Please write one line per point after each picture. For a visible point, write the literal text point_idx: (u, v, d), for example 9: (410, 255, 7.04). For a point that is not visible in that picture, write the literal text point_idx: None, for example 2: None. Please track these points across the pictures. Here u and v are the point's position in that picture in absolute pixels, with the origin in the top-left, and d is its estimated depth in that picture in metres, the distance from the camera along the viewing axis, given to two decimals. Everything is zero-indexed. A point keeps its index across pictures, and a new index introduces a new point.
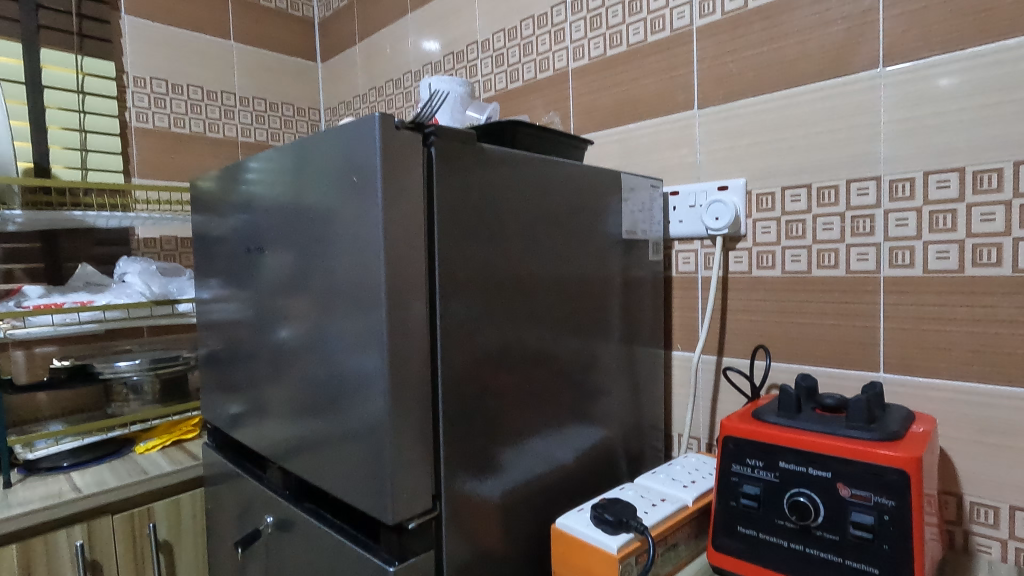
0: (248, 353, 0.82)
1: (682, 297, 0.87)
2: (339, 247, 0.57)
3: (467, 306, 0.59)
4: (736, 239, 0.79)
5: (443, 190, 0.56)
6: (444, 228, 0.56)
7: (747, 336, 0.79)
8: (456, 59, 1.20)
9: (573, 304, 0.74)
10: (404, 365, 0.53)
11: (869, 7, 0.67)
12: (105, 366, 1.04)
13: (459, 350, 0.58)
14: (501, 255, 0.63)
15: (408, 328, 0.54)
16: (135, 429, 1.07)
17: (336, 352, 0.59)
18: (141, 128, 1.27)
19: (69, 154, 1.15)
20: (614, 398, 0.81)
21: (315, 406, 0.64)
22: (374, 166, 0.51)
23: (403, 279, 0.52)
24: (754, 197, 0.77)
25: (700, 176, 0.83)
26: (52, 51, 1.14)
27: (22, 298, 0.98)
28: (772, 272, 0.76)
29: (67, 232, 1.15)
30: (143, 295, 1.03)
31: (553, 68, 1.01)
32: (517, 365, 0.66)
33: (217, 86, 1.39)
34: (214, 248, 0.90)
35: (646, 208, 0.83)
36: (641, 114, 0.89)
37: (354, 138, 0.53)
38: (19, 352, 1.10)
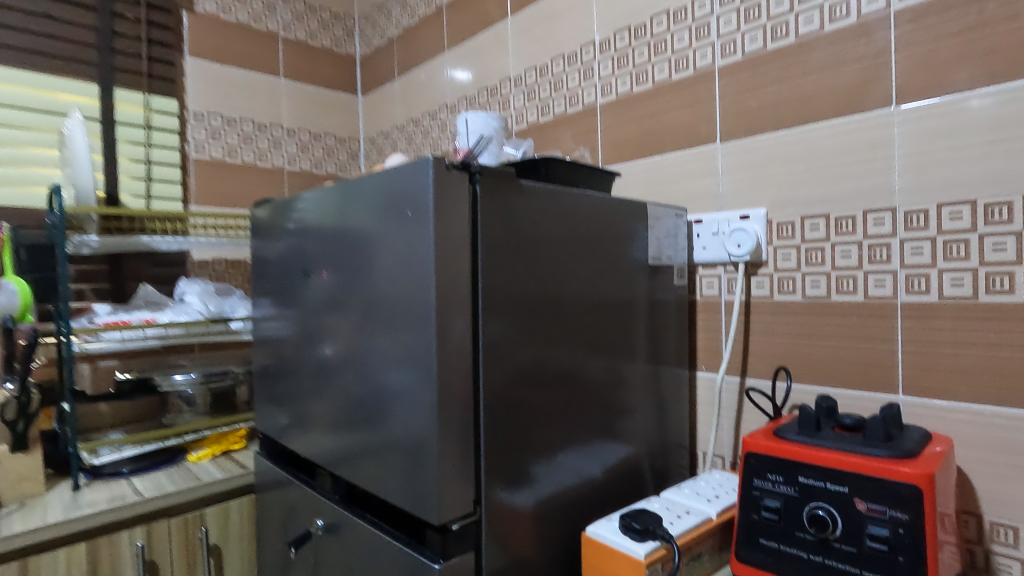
0: (297, 369, 0.88)
1: (706, 320, 0.91)
2: (388, 274, 0.63)
3: (504, 327, 0.64)
4: (758, 265, 0.83)
5: (486, 222, 0.61)
6: (486, 256, 0.62)
7: (769, 358, 0.82)
8: (490, 94, 1.28)
9: (601, 326, 0.78)
10: (450, 380, 0.59)
11: (882, 50, 0.71)
12: (164, 379, 1.13)
13: (498, 367, 0.64)
14: (536, 281, 0.68)
15: (453, 347, 0.59)
16: (188, 439, 1.15)
17: (384, 368, 0.65)
18: (198, 159, 1.35)
19: (135, 184, 1.28)
20: (640, 416, 0.85)
21: (360, 418, 0.70)
22: (426, 203, 0.57)
23: (451, 301, 0.58)
24: (775, 225, 0.81)
25: (722, 206, 0.87)
26: (125, 92, 1.27)
27: (94, 315, 1.08)
28: (793, 297, 0.79)
29: (132, 254, 1.26)
30: (201, 312, 1.10)
31: (582, 103, 1.08)
32: (549, 382, 0.71)
33: (267, 118, 1.49)
34: (268, 271, 0.98)
35: (670, 235, 0.87)
36: (665, 146, 0.95)
37: (407, 176, 0.60)
38: (85, 364, 1.18)
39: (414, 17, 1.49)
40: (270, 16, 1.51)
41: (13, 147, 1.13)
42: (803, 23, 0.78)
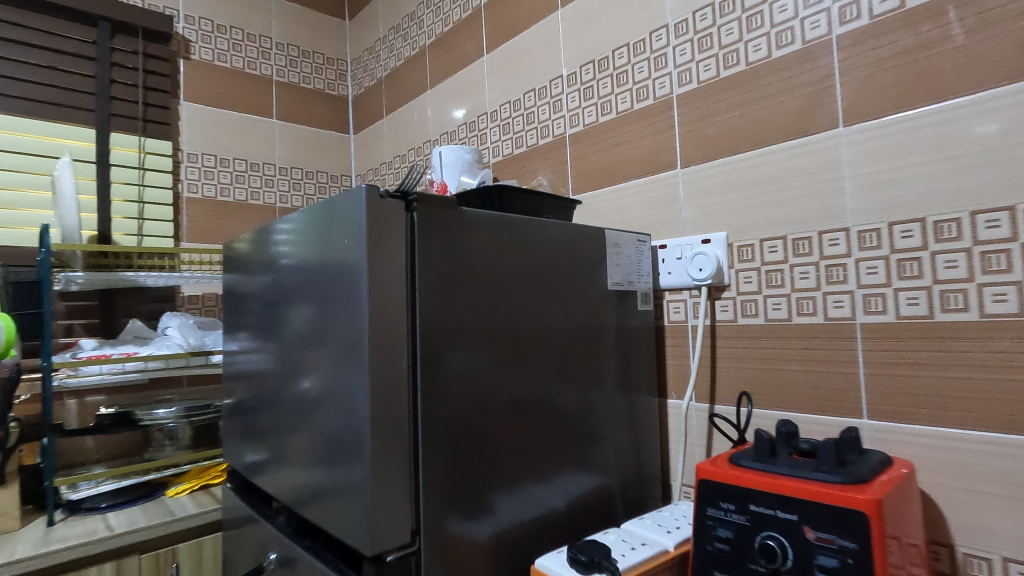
0: (265, 400, 0.88)
1: (675, 346, 0.90)
2: (335, 302, 0.64)
3: (450, 353, 0.64)
4: (722, 288, 0.82)
5: (424, 250, 0.62)
6: (426, 282, 0.62)
7: (736, 384, 0.81)
8: (469, 129, 1.31)
9: (562, 352, 0.77)
10: (387, 406, 0.59)
11: (827, 74, 0.72)
12: (145, 414, 1.14)
13: (442, 393, 0.63)
14: (486, 306, 0.68)
15: (391, 373, 0.59)
16: (167, 473, 1.15)
17: (333, 397, 0.65)
18: (192, 198, 1.42)
19: (127, 223, 1.30)
20: (609, 445, 0.83)
21: (316, 447, 0.70)
22: (359, 231, 0.58)
23: (385, 327, 0.58)
24: (735, 249, 0.81)
25: (685, 231, 0.87)
26: (120, 135, 1.32)
27: (78, 350, 1.10)
28: (756, 319, 0.78)
29: (122, 291, 1.29)
30: (181, 346, 1.13)
31: (553, 135, 1.10)
32: (504, 409, 0.69)
33: (259, 158, 1.55)
34: (241, 304, 0.99)
35: (634, 261, 0.87)
36: (629, 174, 0.95)
37: (346, 206, 0.61)
38: (72, 401, 1.20)
39: (401, 59, 1.55)
40: (264, 62, 1.58)
41: (10, 190, 1.18)
42: (753, 50, 0.79)
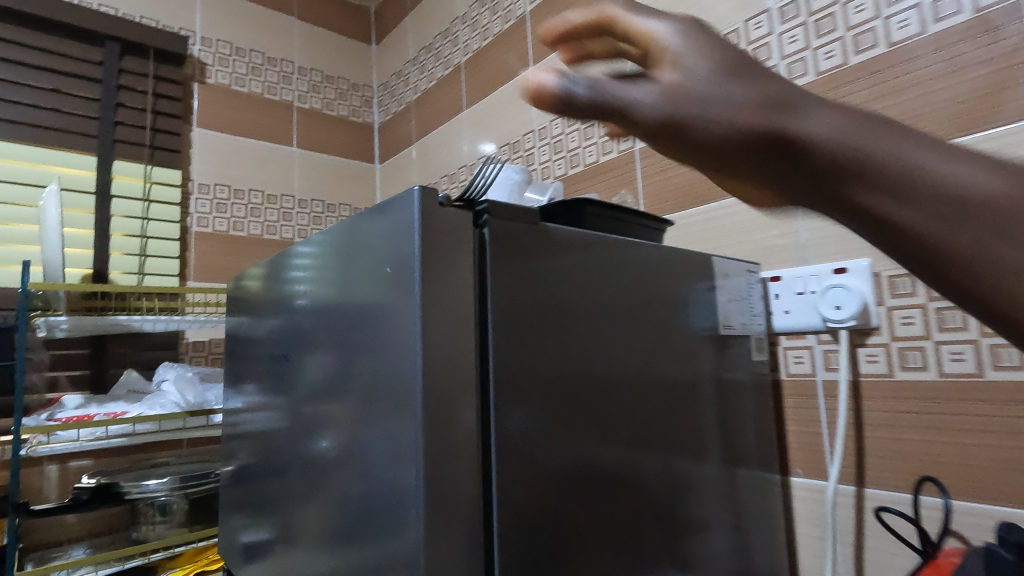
0: (270, 477, 0.69)
1: (796, 406, 0.71)
2: (369, 356, 0.46)
3: (535, 429, 0.45)
4: (867, 332, 0.65)
5: (499, 280, 0.44)
6: (502, 326, 0.44)
7: (903, 463, 0.61)
8: (512, 150, 1.16)
9: (668, 415, 0.58)
10: (450, 511, 0.39)
11: (1014, 48, 0.55)
12: (133, 485, 0.94)
13: (525, 485, 0.43)
14: (577, 356, 0.49)
15: (456, 460, 0.40)
16: (155, 557, 0.95)
17: (364, 490, 0.46)
18: (201, 232, 1.28)
19: (127, 260, 1.16)
20: (724, 543, 0.62)
21: (338, 557, 0.50)
22: (411, 255, 0.40)
23: (448, 391, 0.40)
24: (885, 280, 0.63)
25: (806, 259, 0.70)
26: (125, 163, 1.19)
27: (58, 409, 0.92)
28: (924, 373, 0.60)
29: (118, 337, 1.13)
30: (177, 405, 0.94)
31: (618, 150, 0.94)
32: (603, 502, 0.49)
33: (277, 189, 1.42)
34: (247, 352, 0.81)
35: (744, 297, 0.70)
36: (724, 191, 0.79)
37: (390, 220, 0.44)
38: (53, 467, 1.03)
39: (432, 80, 1.42)
40: (284, 87, 1.47)
41: None
42: (896, 27, 0.63)
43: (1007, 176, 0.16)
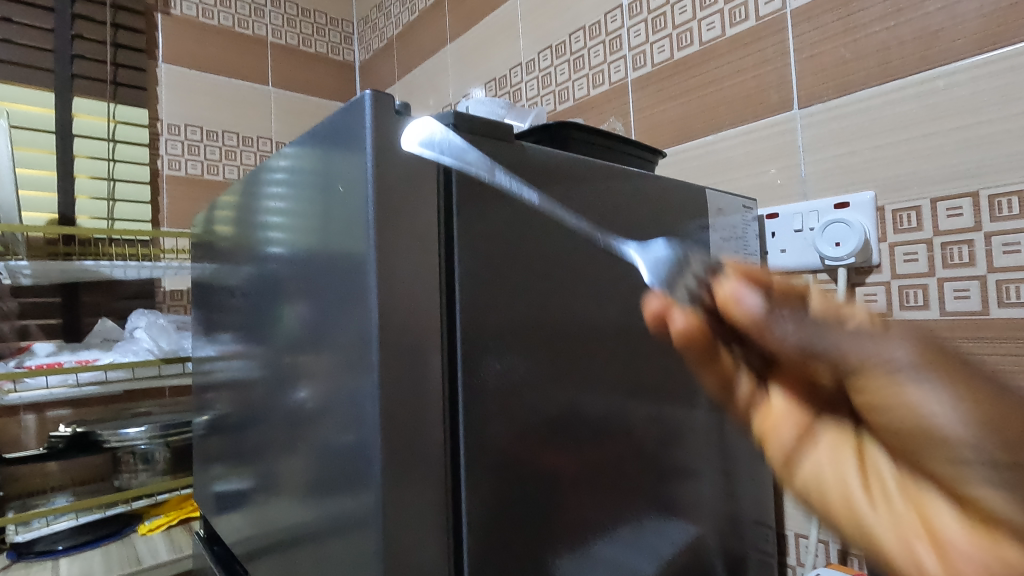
0: (234, 429, 0.65)
1: None
2: (320, 288, 0.41)
3: (505, 365, 0.41)
4: (866, 270, 0.62)
5: (466, 203, 0.39)
6: (469, 253, 0.39)
7: None
8: (497, 86, 1.13)
9: (655, 357, 0.54)
10: (413, 456, 0.35)
11: None
12: (111, 434, 0.93)
13: (499, 429, 0.40)
14: (557, 292, 0.46)
15: (419, 400, 0.36)
16: (138, 505, 0.96)
17: (317, 435, 0.42)
18: (173, 176, 1.23)
19: (94, 204, 1.10)
20: (711, 486, 0.60)
21: (291, 504, 0.47)
22: (361, 170, 0.35)
23: (410, 326, 0.36)
24: (889, 214, 0.60)
25: (806, 193, 0.67)
26: (84, 100, 1.11)
27: (27, 357, 0.89)
28: (925, 313, 0.58)
29: (91, 284, 1.09)
30: (151, 352, 0.92)
31: (609, 81, 0.91)
32: (582, 445, 0.47)
33: (253, 132, 1.36)
34: (212, 297, 0.77)
35: (740, 235, 0.67)
36: (723, 123, 0.75)
37: (343, 134, 0.38)
38: (29, 416, 1.01)
39: (414, 13, 1.35)
40: (257, 21, 1.39)
41: None
42: None
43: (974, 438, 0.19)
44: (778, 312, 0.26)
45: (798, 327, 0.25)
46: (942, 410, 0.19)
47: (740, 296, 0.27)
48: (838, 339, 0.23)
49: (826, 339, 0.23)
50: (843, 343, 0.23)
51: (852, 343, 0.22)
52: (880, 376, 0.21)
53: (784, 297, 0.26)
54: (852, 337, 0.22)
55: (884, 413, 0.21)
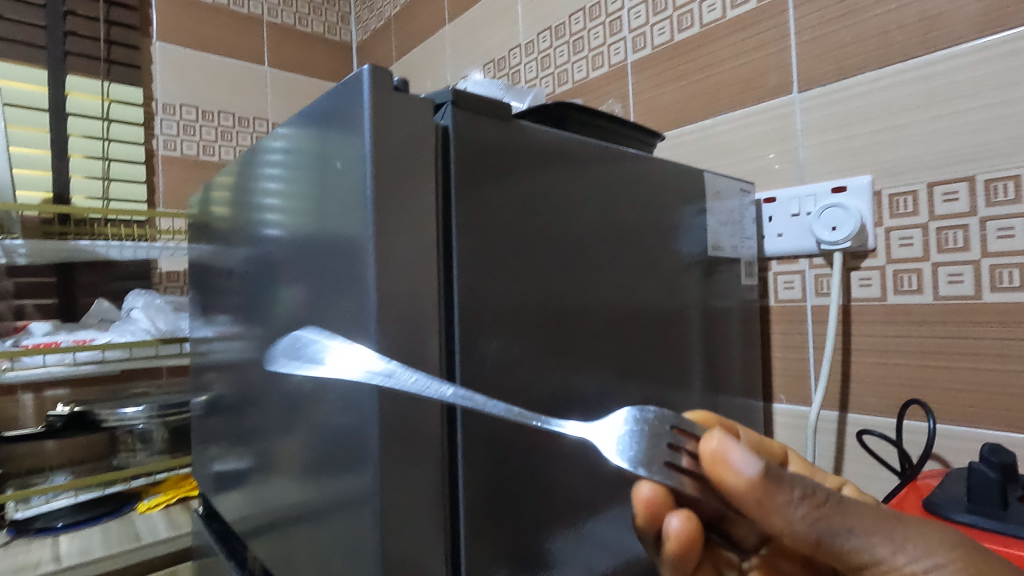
0: (232, 408, 0.65)
1: (784, 332, 0.70)
2: (318, 269, 0.41)
3: (503, 344, 0.41)
4: (861, 254, 0.62)
5: (464, 181, 0.39)
6: (467, 231, 0.39)
7: (889, 388, 0.60)
8: (496, 68, 1.12)
9: (649, 339, 0.55)
10: (410, 433, 0.36)
11: None
12: (110, 413, 0.93)
13: (495, 407, 0.40)
14: (554, 272, 0.46)
15: (417, 377, 0.36)
16: (137, 484, 0.95)
17: (315, 415, 0.42)
18: (168, 156, 1.22)
19: (89, 184, 1.10)
20: None
21: (289, 484, 0.47)
22: (359, 148, 0.35)
23: (408, 303, 0.36)
24: (885, 199, 0.60)
25: (803, 178, 0.67)
26: (78, 78, 1.10)
27: (24, 336, 0.89)
28: (919, 297, 0.58)
29: (86, 264, 1.09)
30: (148, 333, 0.92)
31: (609, 64, 0.90)
32: (577, 424, 0.47)
33: (249, 112, 1.35)
34: (208, 279, 0.77)
35: (736, 219, 0.67)
36: (721, 107, 0.75)
37: (341, 112, 0.38)
38: (27, 395, 1.01)
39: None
40: None
41: None
42: None
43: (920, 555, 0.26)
44: (783, 487, 0.27)
45: (808, 509, 0.27)
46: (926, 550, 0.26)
47: (733, 457, 0.27)
48: (858, 528, 0.27)
49: (841, 529, 0.27)
50: (857, 535, 0.27)
51: (872, 531, 0.27)
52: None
53: (777, 473, 0.27)
54: (872, 526, 0.27)
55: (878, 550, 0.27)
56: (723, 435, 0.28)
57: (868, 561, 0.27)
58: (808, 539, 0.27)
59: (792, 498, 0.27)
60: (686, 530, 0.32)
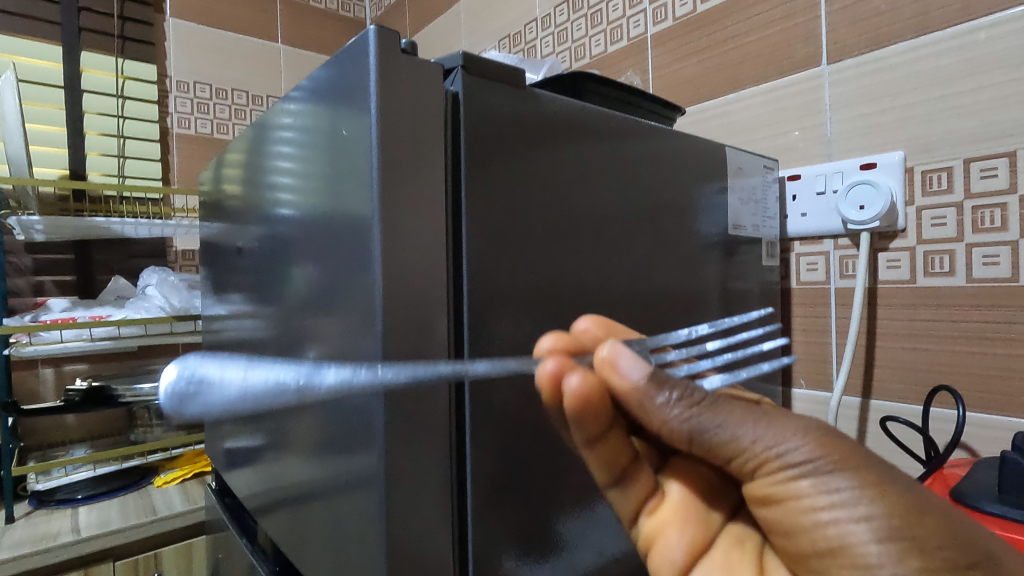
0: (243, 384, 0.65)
1: (805, 315, 0.68)
2: (325, 245, 0.40)
3: (514, 322, 0.40)
4: (890, 235, 0.60)
5: (474, 151, 0.38)
6: (477, 203, 0.38)
7: (914, 374, 0.58)
8: (511, 43, 1.10)
9: (666, 319, 0.53)
10: (417, 414, 0.34)
11: None
12: (126, 388, 0.92)
13: (507, 386, 0.39)
14: (569, 246, 0.44)
15: (424, 353, 0.35)
16: (154, 459, 0.97)
17: (324, 394, 0.41)
18: (183, 134, 1.22)
19: (105, 161, 1.10)
20: None
21: (299, 462, 0.47)
22: (365, 115, 0.34)
23: (416, 276, 0.34)
24: (918, 176, 0.57)
25: (830, 155, 0.65)
26: (92, 54, 1.10)
27: (42, 311, 0.90)
28: (950, 280, 0.55)
29: (103, 241, 1.10)
30: (162, 310, 0.93)
31: (628, 38, 0.87)
32: None
33: (263, 90, 1.34)
34: (221, 258, 0.76)
35: (759, 198, 0.65)
36: (744, 81, 0.72)
37: (348, 75, 0.37)
38: (47, 370, 1.03)
39: None
40: None
41: None
42: None
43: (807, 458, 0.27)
44: (663, 388, 0.28)
45: (682, 409, 0.28)
46: (790, 434, 0.28)
47: (622, 363, 0.28)
48: (731, 421, 0.28)
49: (712, 423, 0.28)
50: (726, 427, 0.28)
51: (741, 426, 0.28)
52: (763, 464, 0.28)
53: (662, 375, 0.29)
54: (740, 419, 0.28)
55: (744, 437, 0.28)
56: (615, 344, 0.29)
57: (736, 452, 0.28)
58: (681, 434, 0.28)
59: (669, 398, 0.28)
60: (586, 390, 0.29)
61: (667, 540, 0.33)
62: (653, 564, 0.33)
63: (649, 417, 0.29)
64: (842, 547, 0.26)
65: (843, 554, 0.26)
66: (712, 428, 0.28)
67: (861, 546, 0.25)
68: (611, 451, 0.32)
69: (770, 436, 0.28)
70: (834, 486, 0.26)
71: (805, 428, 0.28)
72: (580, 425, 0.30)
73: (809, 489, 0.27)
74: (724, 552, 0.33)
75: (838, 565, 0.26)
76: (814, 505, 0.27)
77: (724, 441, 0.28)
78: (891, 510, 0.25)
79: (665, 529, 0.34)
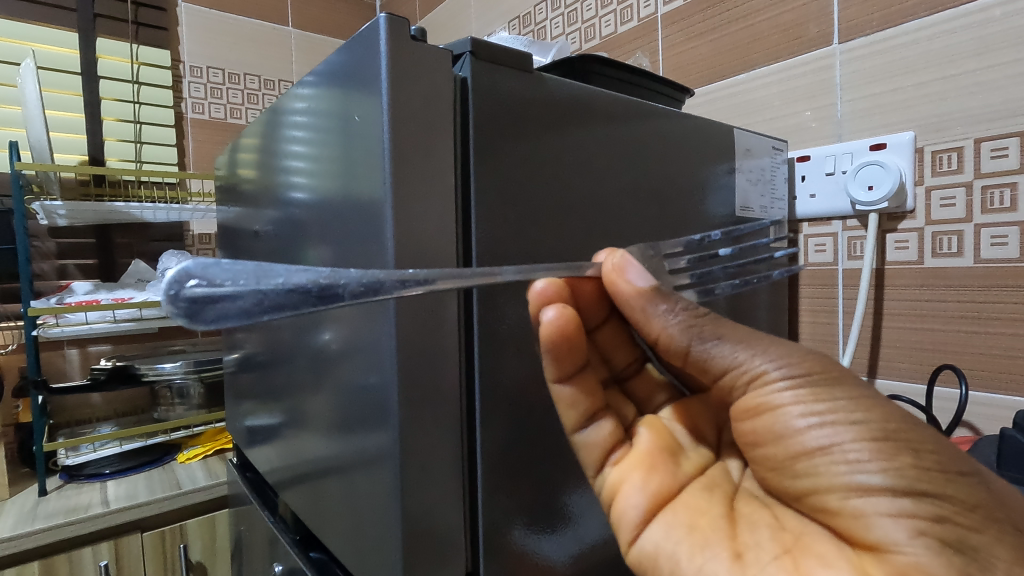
0: (259, 361, 0.67)
1: (812, 296, 0.69)
2: (340, 228, 0.41)
3: (522, 303, 0.41)
4: (899, 216, 0.60)
5: (480, 133, 0.38)
6: (485, 187, 0.39)
7: (921, 354, 0.59)
8: (522, 24, 1.09)
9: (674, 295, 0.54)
10: (428, 391, 0.36)
11: None
12: (149, 368, 0.94)
13: (516, 365, 0.41)
14: (578, 228, 0.45)
15: (437, 332, 0.36)
16: (176, 436, 1.01)
17: (340, 372, 0.43)
18: (197, 119, 1.23)
19: (122, 146, 1.13)
20: None
21: (317, 438, 0.49)
22: (375, 96, 0.35)
23: (425, 262, 0.36)
24: (928, 156, 0.57)
25: (840, 135, 0.64)
26: (108, 41, 1.12)
27: (67, 294, 0.93)
28: (958, 260, 0.55)
29: (123, 226, 1.12)
30: None
31: (638, 18, 0.87)
32: None
33: (275, 75, 1.36)
34: (236, 238, 0.78)
35: (767, 178, 0.65)
36: (755, 60, 0.72)
37: (360, 57, 0.37)
38: (73, 350, 1.06)
39: None
40: None
41: None
42: None
43: (794, 375, 0.31)
44: (667, 300, 0.33)
45: (685, 319, 0.32)
46: (777, 353, 0.32)
47: (629, 272, 0.33)
48: (726, 338, 0.33)
49: (707, 337, 0.32)
50: (720, 345, 0.32)
51: (735, 343, 0.32)
52: (754, 377, 0.32)
53: (666, 291, 0.33)
54: (738, 341, 0.32)
55: (735, 354, 0.32)
56: (620, 256, 0.34)
57: (727, 365, 0.32)
58: (681, 342, 0.33)
59: (672, 307, 0.32)
60: (561, 324, 0.34)
61: (630, 488, 0.35)
62: (615, 512, 0.36)
63: (648, 325, 0.33)
64: (828, 447, 0.29)
65: (832, 453, 0.29)
66: (712, 348, 0.32)
67: (839, 448, 0.29)
68: (584, 391, 0.37)
69: (763, 357, 0.32)
70: (831, 398, 0.30)
71: (795, 353, 0.32)
72: (556, 360, 0.35)
73: (796, 398, 0.31)
74: (693, 496, 0.35)
75: (824, 464, 0.30)
76: (802, 412, 0.30)
77: (719, 357, 0.32)
78: (887, 420, 0.29)
79: (629, 476, 0.36)
